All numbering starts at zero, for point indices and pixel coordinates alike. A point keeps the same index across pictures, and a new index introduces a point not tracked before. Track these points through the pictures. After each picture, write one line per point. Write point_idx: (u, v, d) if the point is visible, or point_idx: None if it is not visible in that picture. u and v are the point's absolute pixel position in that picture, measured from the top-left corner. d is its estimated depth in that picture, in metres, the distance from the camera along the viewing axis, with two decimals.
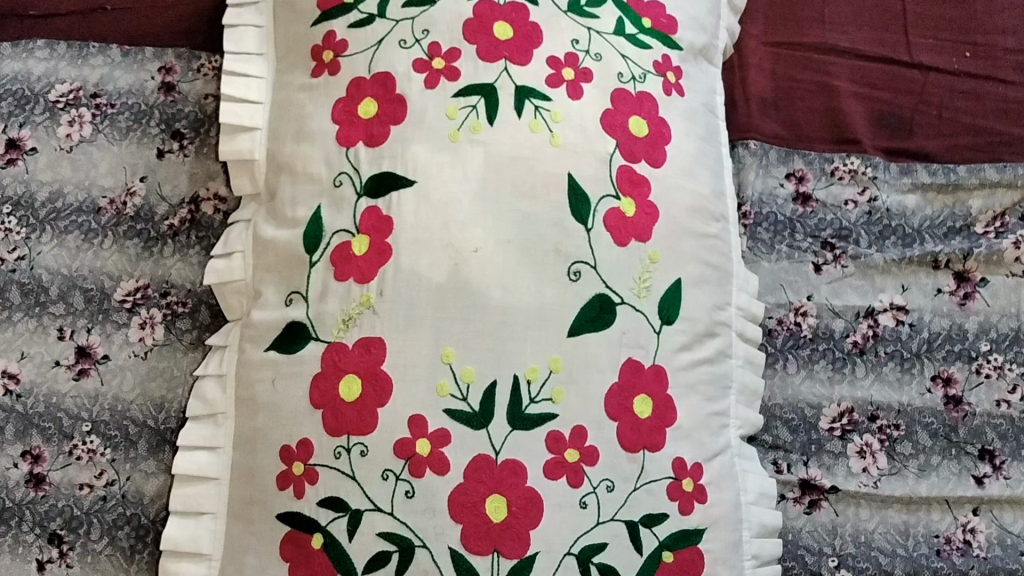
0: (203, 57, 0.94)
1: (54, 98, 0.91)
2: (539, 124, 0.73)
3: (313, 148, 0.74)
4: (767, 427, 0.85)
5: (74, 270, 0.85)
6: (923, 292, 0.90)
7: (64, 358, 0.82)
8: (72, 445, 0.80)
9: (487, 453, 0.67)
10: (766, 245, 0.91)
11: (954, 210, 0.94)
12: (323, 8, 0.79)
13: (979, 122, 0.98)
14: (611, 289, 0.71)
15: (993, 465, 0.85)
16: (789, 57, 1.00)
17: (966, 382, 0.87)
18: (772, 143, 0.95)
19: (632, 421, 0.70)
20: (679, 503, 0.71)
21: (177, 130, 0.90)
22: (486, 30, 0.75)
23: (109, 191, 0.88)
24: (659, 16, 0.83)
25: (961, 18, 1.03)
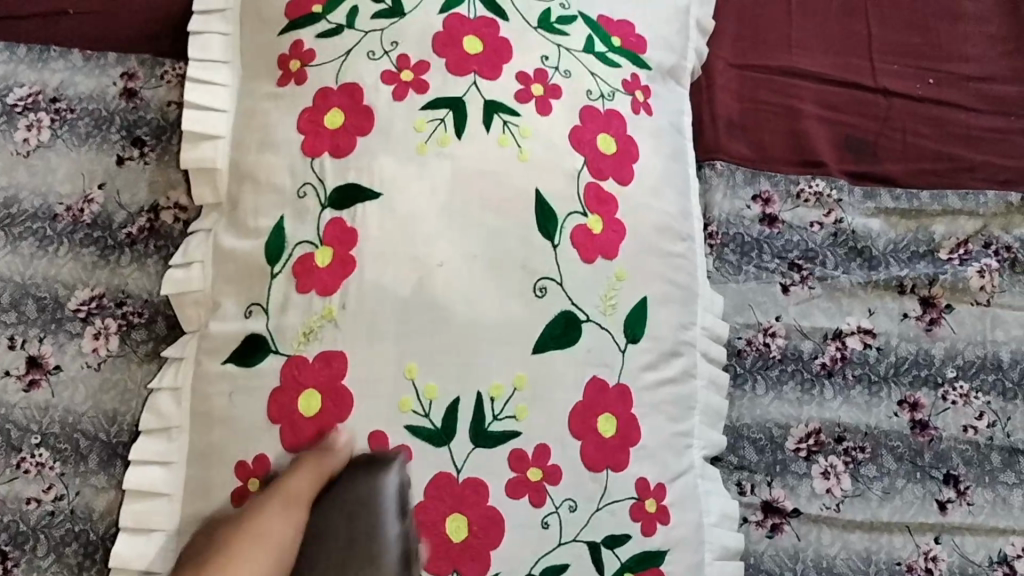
0: (167, 65, 0.92)
1: (12, 101, 0.89)
2: (508, 139, 0.73)
3: (277, 157, 0.73)
4: (733, 447, 0.85)
5: (28, 278, 0.83)
6: (890, 316, 0.91)
7: (13, 368, 0.80)
8: (20, 458, 0.78)
9: (449, 471, 0.66)
10: (733, 267, 0.92)
11: (918, 235, 0.94)
12: (291, 17, 0.78)
13: (943, 148, 0.99)
14: (577, 306, 0.71)
15: (957, 491, 0.85)
16: (756, 79, 1.01)
17: (933, 408, 0.88)
18: (737, 164, 0.96)
19: (596, 441, 0.70)
20: (642, 524, 0.70)
21: (138, 137, 0.89)
22: (455, 44, 0.75)
23: (67, 198, 0.86)
24: (628, 35, 0.83)
25: (925, 45, 1.04)
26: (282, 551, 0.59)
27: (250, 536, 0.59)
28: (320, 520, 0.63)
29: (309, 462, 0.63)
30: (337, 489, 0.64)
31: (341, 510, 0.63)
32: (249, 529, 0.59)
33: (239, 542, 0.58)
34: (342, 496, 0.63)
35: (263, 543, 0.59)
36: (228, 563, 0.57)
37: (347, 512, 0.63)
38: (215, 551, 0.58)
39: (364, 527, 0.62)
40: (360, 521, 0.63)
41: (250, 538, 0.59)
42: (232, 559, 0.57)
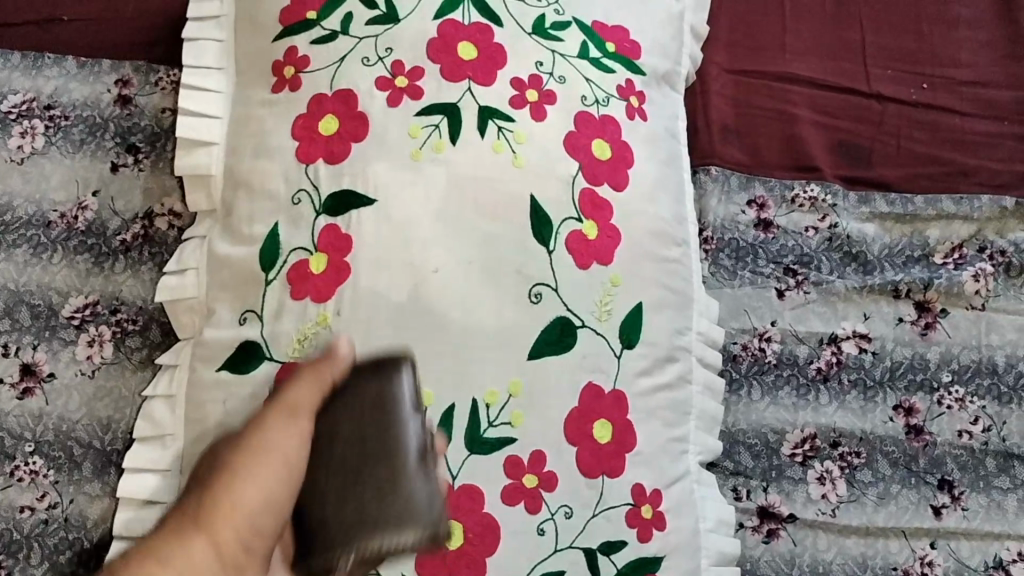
0: (161, 71, 0.92)
1: (6, 109, 0.89)
2: (502, 145, 0.73)
3: (271, 163, 0.73)
4: (729, 452, 0.85)
5: (22, 285, 0.82)
6: (885, 321, 0.91)
7: (7, 376, 0.80)
8: (14, 466, 0.77)
9: (444, 478, 0.66)
10: (728, 272, 0.92)
11: (913, 239, 0.94)
12: (285, 23, 0.78)
13: (937, 152, 0.99)
14: (572, 312, 0.71)
15: (952, 496, 0.85)
16: (750, 84, 1.01)
17: (928, 412, 0.88)
18: (732, 169, 0.96)
19: (591, 447, 0.69)
20: (638, 530, 0.70)
21: (132, 144, 0.89)
22: (449, 50, 0.75)
23: (61, 205, 0.86)
24: (623, 40, 0.83)
25: (919, 50, 1.05)
26: (294, 458, 0.53)
27: (260, 443, 0.52)
28: (334, 421, 0.55)
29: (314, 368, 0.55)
30: (347, 389, 0.55)
31: (355, 409, 0.55)
32: (255, 437, 0.52)
33: (249, 447, 0.52)
34: (354, 396, 0.55)
35: (272, 450, 0.52)
36: (242, 475, 0.50)
37: (361, 409, 0.55)
38: (219, 460, 0.52)
39: (383, 426, 0.55)
40: (375, 420, 0.55)
41: (259, 445, 0.52)
42: (248, 469, 0.51)
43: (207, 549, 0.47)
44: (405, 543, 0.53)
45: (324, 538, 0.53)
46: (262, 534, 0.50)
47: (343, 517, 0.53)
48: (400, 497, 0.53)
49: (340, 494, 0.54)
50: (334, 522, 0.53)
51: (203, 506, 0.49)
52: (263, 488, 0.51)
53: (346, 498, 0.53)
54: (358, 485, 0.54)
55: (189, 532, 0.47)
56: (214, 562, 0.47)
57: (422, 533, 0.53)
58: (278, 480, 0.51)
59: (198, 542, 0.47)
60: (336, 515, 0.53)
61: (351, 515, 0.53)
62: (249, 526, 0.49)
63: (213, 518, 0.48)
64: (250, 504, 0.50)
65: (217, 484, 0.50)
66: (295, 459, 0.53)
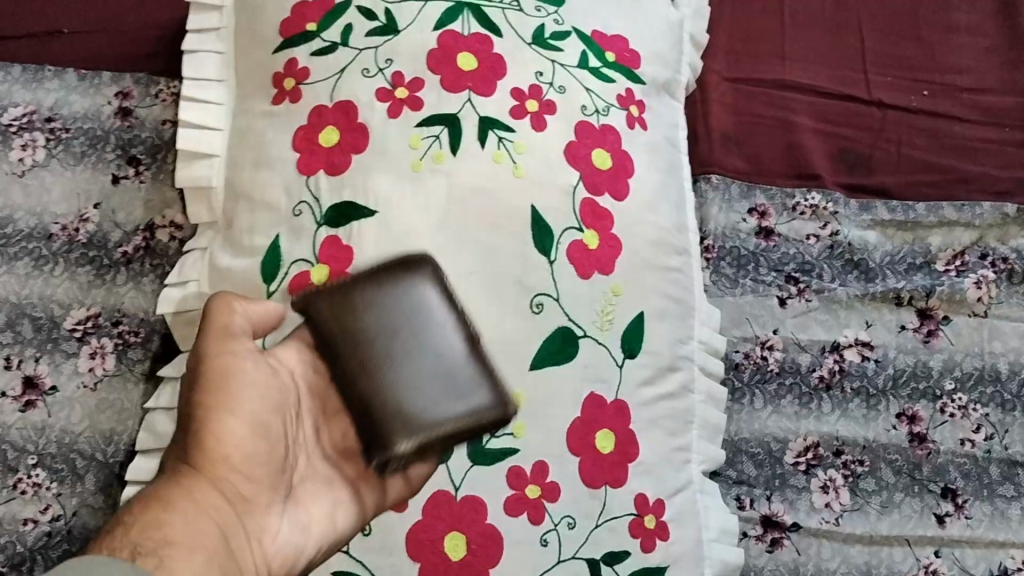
0: (161, 83, 0.92)
1: (7, 121, 0.89)
2: (503, 155, 0.73)
3: (272, 175, 0.73)
4: (732, 462, 0.85)
5: (24, 297, 0.82)
6: (888, 328, 0.91)
7: (10, 389, 0.80)
8: (16, 479, 0.77)
9: (447, 489, 0.66)
10: (729, 280, 0.92)
11: (915, 246, 0.95)
12: (284, 35, 0.78)
13: (938, 159, 0.99)
14: (574, 323, 0.71)
15: (956, 504, 0.85)
16: (750, 92, 1.01)
17: (931, 420, 0.88)
18: (733, 177, 0.96)
19: (593, 457, 0.69)
20: (641, 540, 0.70)
21: (133, 155, 0.89)
22: (450, 61, 0.75)
23: (62, 217, 0.86)
24: (622, 50, 0.83)
25: (919, 57, 1.05)
26: (267, 381, 0.56)
27: (230, 371, 0.54)
28: (346, 325, 0.58)
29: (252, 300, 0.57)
30: (346, 299, 0.58)
31: (363, 312, 0.58)
32: (213, 374, 0.53)
33: (217, 380, 0.53)
34: (350, 303, 0.58)
35: (244, 377, 0.54)
36: (218, 408, 0.53)
37: (372, 309, 0.58)
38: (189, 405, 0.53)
39: (409, 320, 0.58)
40: (390, 316, 0.58)
41: (228, 374, 0.54)
42: (233, 393, 0.54)
43: (204, 483, 0.51)
44: (463, 422, 0.56)
45: (378, 429, 0.56)
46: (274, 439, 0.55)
47: (392, 399, 0.56)
48: (447, 379, 0.57)
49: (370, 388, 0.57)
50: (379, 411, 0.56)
51: (191, 447, 0.52)
52: (266, 400, 0.55)
53: (382, 390, 0.57)
54: (399, 376, 0.57)
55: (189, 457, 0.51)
56: (216, 489, 0.51)
57: (483, 407, 0.57)
58: (268, 398, 0.56)
59: (195, 478, 0.50)
60: (382, 404, 0.56)
61: (406, 402, 0.56)
62: (245, 444, 0.53)
63: (213, 445, 0.52)
64: (239, 436, 0.53)
65: (198, 413, 0.52)
66: (272, 380, 0.57)
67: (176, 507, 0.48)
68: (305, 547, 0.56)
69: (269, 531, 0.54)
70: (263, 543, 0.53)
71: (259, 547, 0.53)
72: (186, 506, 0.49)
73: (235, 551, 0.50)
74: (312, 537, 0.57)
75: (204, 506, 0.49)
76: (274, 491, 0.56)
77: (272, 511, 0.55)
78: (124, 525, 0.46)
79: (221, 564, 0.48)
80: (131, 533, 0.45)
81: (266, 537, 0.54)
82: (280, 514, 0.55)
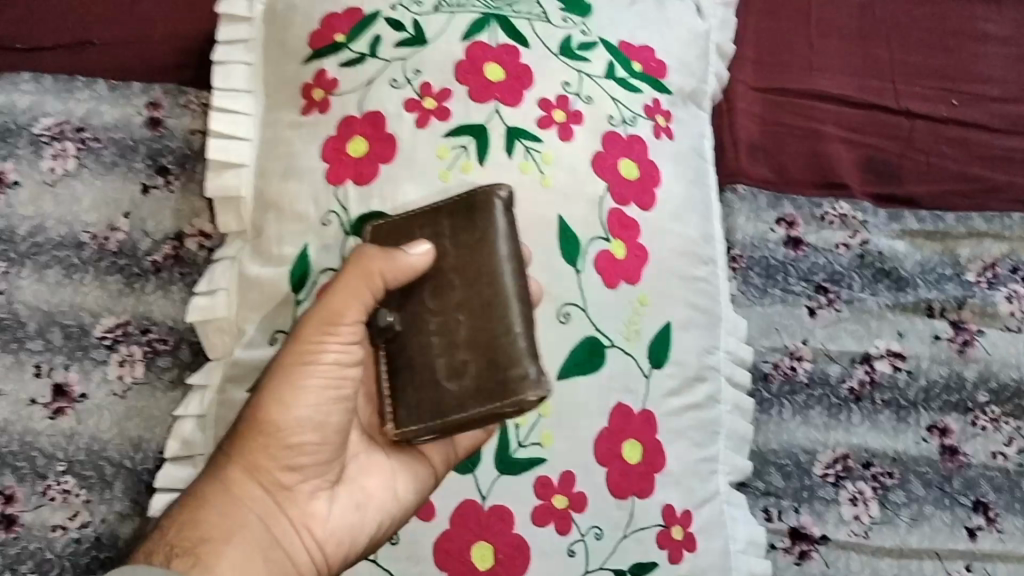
0: (191, 94, 0.94)
1: (39, 131, 0.90)
2: (530, 165, 0.73)
3: (301, 185, 0.74)
4: (760, 473, 0.84)
5: (54, 305, 0.83)
6: (921, 338, 0.90)
7: (40, 397, 0.80)
8: (46, 485, 0.78)
9: (474, 499, 0.66)
10: (758, 290, 0.91)
11: (944, 257, 0.94)
12: (314, 47, 0.79)
13: (967, 169, 0.99)
14: (601, 332, 0.70)
15: (987, 518, 0.84)
16: (777, 103, 1.01)
17: (962, 433, 0.87)
18: (760, 188, 0.96)
19: (621, 467, 0.69)
20: (668, 551, 0.70)
21: (163, 165, 0.90)
22: (477, 71, 0.75)
23: (92, 226, 0.87)
24: (649, 60, 0.84)
25: (947, 67, 1.04)
26: (339, 369, 0.59)
27: (302, 362, 0.58)
28: (478, 258, 0.57)
29: (384, 252, 0.57)
30: (488, 237, 0.57)
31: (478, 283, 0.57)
32: (291, 366, 0.58)
33: (289, 367, 0.58)
34: (493, 243, 0.57)
35: (316, 364, 0.58)
36: (281, 397, 0.57)
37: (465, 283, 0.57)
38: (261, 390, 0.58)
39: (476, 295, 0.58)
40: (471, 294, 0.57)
41: (301, 362, 0.58)
42: (294, 386, 0.58)
43: (245, 478, 0.57)
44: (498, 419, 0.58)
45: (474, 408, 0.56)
46: (330, 433, 0.59)
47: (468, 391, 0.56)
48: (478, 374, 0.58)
49: (482, 326, 0.56)
50: (503, 357, 0.55)
51: (243, 443, 0.57)
52: (326, 393, 0.58)
53: (511, 334, 0.56)
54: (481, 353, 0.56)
55: (241, 449, 0.57)
56: (255, 483, 0.57)
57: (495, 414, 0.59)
58: (330, 394, 0.59)
59: (237, 473, 0.57)
60: (512, 355, 0.55)
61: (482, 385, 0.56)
62: (297, 436, 0.58)
63: (260, 440, 0.57)
64: (294, 429, 0.57)
65: (259, 401, 0.57)
66: (347, 374, 0.59)
67: (211, 503, 0.56)
68: (361, 525, 0.61)
69: (320, 516, 0.59)
70: (312, 528, 0.59)
71: (308, 533, 0.58)
72: (220, 503, 0.56)
73: (275, 540, 0.57)
74: (370, 514, 0.61)
75: (240, 502, 0.57)
76: (326, 478, 0.60)
77: (322, 497, 0.60)
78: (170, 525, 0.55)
79: (254, 550, 0.55)
80: (170, 533, 0.54)
81: (316, 521, 0.59)
82: (334, 499, 0.61)
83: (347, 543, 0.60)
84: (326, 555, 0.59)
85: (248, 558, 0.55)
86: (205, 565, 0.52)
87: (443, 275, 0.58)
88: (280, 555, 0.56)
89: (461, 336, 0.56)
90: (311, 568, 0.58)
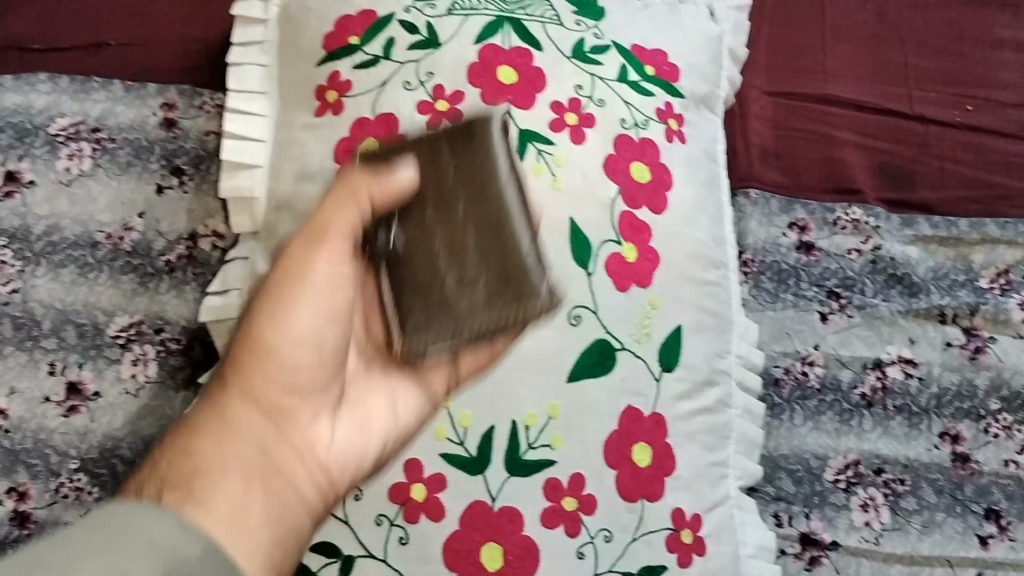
0: (205, 95, 0.95)
1: (54, 131, 0.91)
2: (542, 168, 0.73)
3: (315, 187, 0.74)
4: (770, 478, 0.84)
5: (69, 304, 0.84)
6: (932, 345, 0.90)
7: (54, 394, 0.81)
8: (59, 483, 0.78)
9: (484, 500, 0.66)
10: (770, 294, 0.91)
11: (957, 263, 0.94)
12: (328, 49, 0.79)
13: (981, 175, 0.99)
14: (612, 335, 0.70)
15: (999, 526, 0.84)
16: (790, 107, 1.01)
17: (974, 441, 0.86)
18: (773, 192, 0.96)
19: (631, 470, 0.69)
20: (677, 555, 0.70)
21: (177, 165, 0.91)
22: (490, 74, 0.76)
23: (107, 226, 0.87)
24: (661, 64, 0.84)
25: (962, 72, 1.04)
26: (334, 287, 0.57)
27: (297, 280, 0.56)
28: (481, 178, 0.57)
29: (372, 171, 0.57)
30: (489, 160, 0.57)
31: (483, 201, 0.57)
32: (285, 284, 0.56)
33: (279, 287, 0.56)
34: (493, 166, 0.57)
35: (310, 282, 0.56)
36: (275, 316, 0.56)
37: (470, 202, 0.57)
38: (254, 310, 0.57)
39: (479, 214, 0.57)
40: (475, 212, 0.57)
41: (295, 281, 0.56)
42: (289, 306, 0.56)
43: (241, 404, 0.56)
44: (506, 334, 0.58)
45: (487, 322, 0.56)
46: (328, 353, 0.58)
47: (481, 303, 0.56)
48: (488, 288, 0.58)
49: (489, 243, 0.56)
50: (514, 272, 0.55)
51: (238, 367, 0.56)
52: (322, 312, 0.57)
53: (521, 249, 0.56)
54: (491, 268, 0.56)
55: (236, 373, 0.56)
56: (251, 407, 0.56)
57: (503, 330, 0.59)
58: (326, 312, 0.57)
59: (233, 399, 0.56)
60: (523, 268, 0.55)
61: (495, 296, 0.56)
62: (293, 356, 0.56)
63: (255, 363, 0.56)
64: (289, 350, 0.56)
65: (254, 324, 0.56)
66: (341, 291, 0.58)
67: (207, 432, 0.54)
68: (364, 447, 0.61)
69: (323, 438, 0.59)
70: (316, 452, 0.58)
71: (312, 457, 0.57)
72: (216, 432, 0.54)
73: (275, 466, 0.55)
74: (372, 437, 0.61)
75: (238, 429, 0.55)
76: (326, 401, 0.59)
77: (323, 420, 0.59)
78: (163, 460, 0.52)
79: (255, 475, 0.53)
80: (163, 466, 0.52)
81: (319, 444, 0.58)
82: (336, 423, 0.60)
83: (347, 472, 0.59)
84: (331, 479, 0.58)
85: (247, 484, 0.52)
86: (199, 494, 0.50)
87: (444, 197, 0.57)
88: (283, 481, 0.54)
89: (467, 249, 0.56)
90: (316, 494, 0.56)
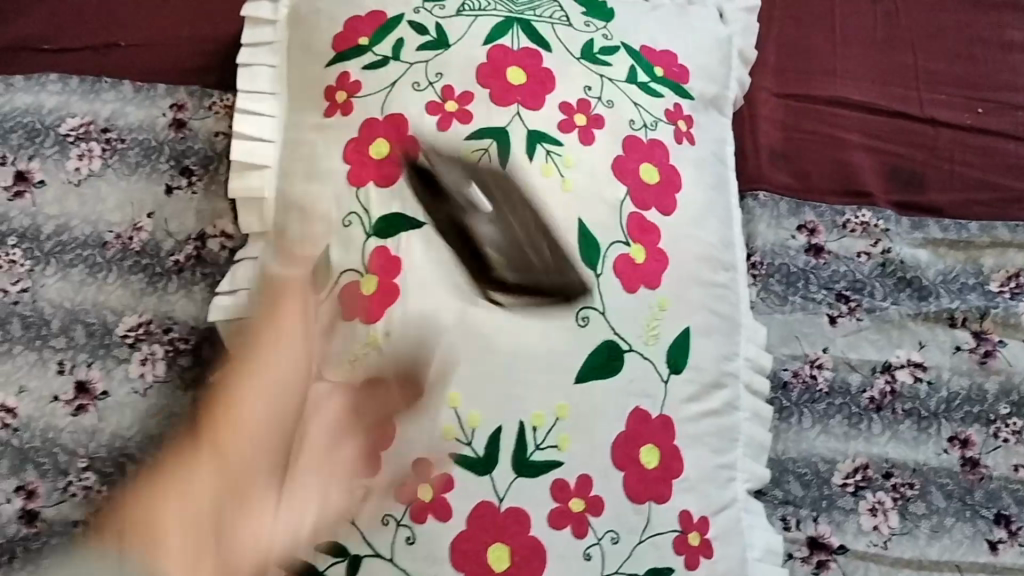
0: (215, 96, 0.95)
1: (64, 131, 0.91)
2: (551, 168, 0.73)
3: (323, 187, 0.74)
4: (779, 481, 0.84)
5: (78, 303, 0.84)
6: (942, 349, 0.89)
7: (63, 393, 0.81)
8: (67, 482, 0.78)
9: (491, 500, 0.66)
10: (779, 297, 0.91)
11: (967, 266, 0.93)
12: (337, 50, 0.79)
13: (991, 178, 0.98)
14: (621, 337, 0.70)
15: (1009, 531, 0.83)
16: (800, 109, 1.00)
17: (984, 445, 0.86)
18: (783, 194, 0.96)
19: (638, 472, 0.69)
20: (685, 557, 0.70)
21: (186, 166, 0.91)
22: (499, 74, 0.76)
23: (116, 226, 0.88)
24: (670, 65, 0.84)
25: (972, 75, 1.03)
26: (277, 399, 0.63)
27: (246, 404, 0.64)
28: None
29: None
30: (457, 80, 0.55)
31: None
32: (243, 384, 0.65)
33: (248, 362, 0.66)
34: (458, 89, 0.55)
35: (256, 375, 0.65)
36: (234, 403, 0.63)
37: None
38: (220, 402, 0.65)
39: None
40: None
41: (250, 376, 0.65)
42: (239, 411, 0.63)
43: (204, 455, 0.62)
44: None
45: None
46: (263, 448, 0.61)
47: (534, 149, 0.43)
48: None
49: None
50: None
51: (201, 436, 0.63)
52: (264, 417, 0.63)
53: None
54: None
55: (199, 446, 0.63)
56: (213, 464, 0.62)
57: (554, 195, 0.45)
58: (266, 416, 0.62)
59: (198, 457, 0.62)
60: None
61: None
62: (238, 453, 0.61)
63: (214, 441, 0.62)
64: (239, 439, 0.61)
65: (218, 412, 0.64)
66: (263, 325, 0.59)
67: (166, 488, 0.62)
68: (302, 519, 0.62)
69: (262, 524, 0.60)
70: (250, 532, 0.60)
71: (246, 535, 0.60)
72: (177, 482, 0.61)
73: (215, 533, 0.59)
74: (309, 515, 0.62)
75: (190, 482, 0.61)
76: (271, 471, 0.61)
77: (263, 504, 0.60)
78: (157, 483, 0.64)
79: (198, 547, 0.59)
80: (137, 503, 0.63)
81: (255, 524, 0.60)
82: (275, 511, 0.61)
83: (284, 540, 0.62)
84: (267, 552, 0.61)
85: (193, 552, 0.59)
86: (156, 544, 0.59)
87: None
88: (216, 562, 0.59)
89: None
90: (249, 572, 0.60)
